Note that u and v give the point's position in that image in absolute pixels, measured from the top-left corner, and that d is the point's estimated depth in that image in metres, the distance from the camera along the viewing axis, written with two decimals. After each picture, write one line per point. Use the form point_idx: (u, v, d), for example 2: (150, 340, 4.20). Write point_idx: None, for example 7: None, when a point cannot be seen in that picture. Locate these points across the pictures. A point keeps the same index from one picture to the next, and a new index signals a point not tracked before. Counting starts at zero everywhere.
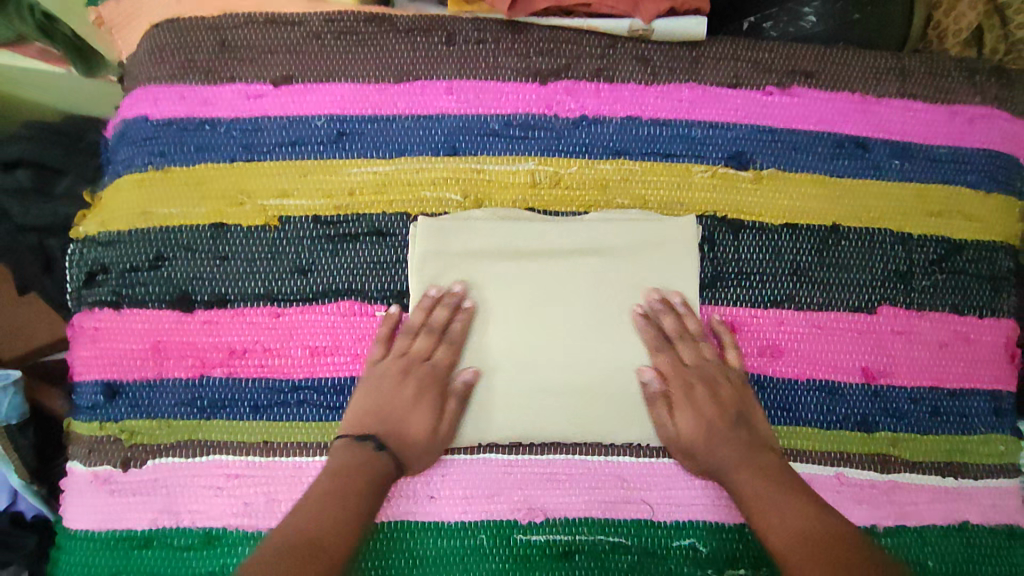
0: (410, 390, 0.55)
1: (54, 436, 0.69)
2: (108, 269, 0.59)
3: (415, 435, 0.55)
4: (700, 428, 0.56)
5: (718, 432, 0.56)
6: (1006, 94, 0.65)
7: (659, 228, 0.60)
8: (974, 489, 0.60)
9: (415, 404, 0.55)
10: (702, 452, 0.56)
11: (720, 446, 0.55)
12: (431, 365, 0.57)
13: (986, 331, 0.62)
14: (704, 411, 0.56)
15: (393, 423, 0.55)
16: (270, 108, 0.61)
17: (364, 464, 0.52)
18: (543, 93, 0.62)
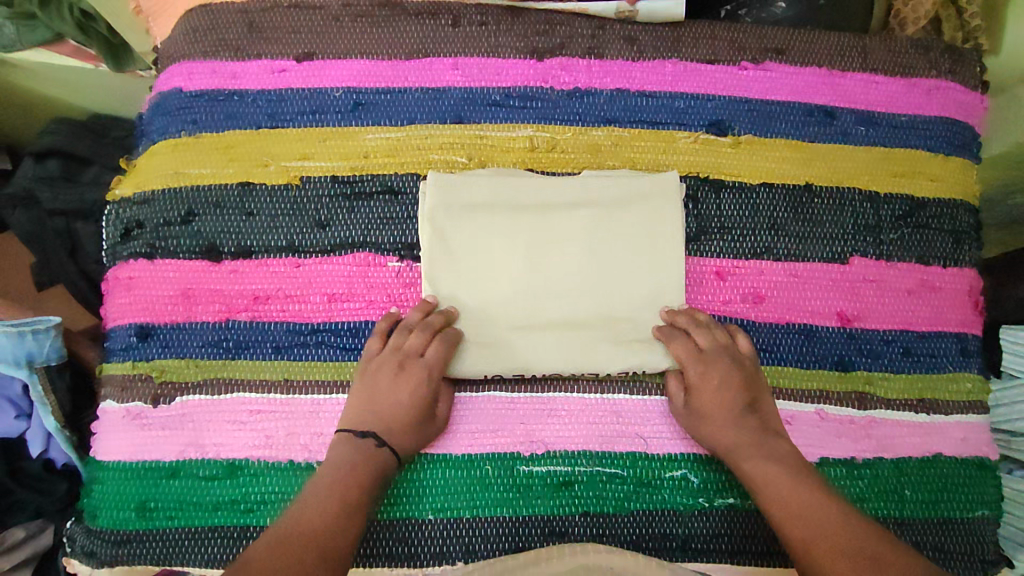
0: (404, 385, 0.59)
1: (85, 386, 0.75)
2: (143, 225, 0.65)
3: (412, 424, 0.59)
4: (712, 413, 0.60)
5: (734, 416, 0.60)
6: (959, 67, 0.72)
7: (646, 182, 0.66)
8: (945, 424, 0.65)
9: (411, 400, 0.59)
10: (713, 434, 0.60)
11: (734, 431, 0.59)
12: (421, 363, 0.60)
13: (950, 280, 0.67)
14: (720, 396, 0.60)
15: (389, 419, 0.59)
16: (293, 82, 0.67)
17: (369, 456, 0.57)
18: (540, 68, 0.69)
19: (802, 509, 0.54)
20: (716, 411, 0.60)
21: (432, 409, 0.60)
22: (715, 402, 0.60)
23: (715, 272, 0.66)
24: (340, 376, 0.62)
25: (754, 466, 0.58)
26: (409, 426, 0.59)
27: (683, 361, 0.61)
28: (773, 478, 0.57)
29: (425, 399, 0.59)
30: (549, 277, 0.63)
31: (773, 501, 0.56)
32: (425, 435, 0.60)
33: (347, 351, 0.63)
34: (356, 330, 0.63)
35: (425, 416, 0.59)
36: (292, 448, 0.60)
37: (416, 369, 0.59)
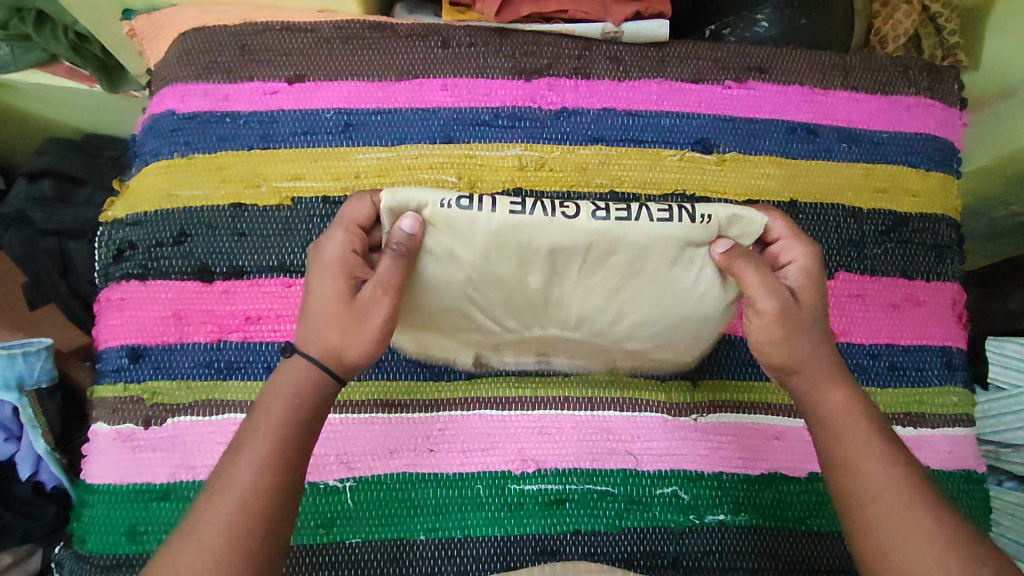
0: (324, 272, 0.50)
1: (76, 409, 0.76)
2: (135, 246, 0.65)
3: (336, 320, 0.49)
4: (798, 312, 0.50)
5: (819, 318, 0.52)
6: (938, 85, 0.73)
7: None
8: (932, 437, 0.65)
9: (324, 275, 0.50)
10: (790, 339, 0.50)
11: (816, 342, 0.51)
12: (341, 235, 0.51)
13: (934, 294, 0.68)
14: (809, 285, 0.52)
15: (310, 319, 0.50)
16: (285, 103, 0.68)
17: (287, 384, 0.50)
18: (528, 88, 0.70)
19: (880, 470, 0.48)
20: (806, 311, 0.51)
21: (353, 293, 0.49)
22: (806, 301, 0.51)
23: None
24: None
25: (827, 398, 0.51)
26: (330, 323, 0.50)
27: (780, 242, 0.53)
28: (841, 415, 0.50)
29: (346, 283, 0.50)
30: None
31: (847, 448, 0.49)
32: (349, 327, 0.49)
33: None
34: None
35: (343, 305, 0.49)
36: None
37: (328, 243, 0.51)
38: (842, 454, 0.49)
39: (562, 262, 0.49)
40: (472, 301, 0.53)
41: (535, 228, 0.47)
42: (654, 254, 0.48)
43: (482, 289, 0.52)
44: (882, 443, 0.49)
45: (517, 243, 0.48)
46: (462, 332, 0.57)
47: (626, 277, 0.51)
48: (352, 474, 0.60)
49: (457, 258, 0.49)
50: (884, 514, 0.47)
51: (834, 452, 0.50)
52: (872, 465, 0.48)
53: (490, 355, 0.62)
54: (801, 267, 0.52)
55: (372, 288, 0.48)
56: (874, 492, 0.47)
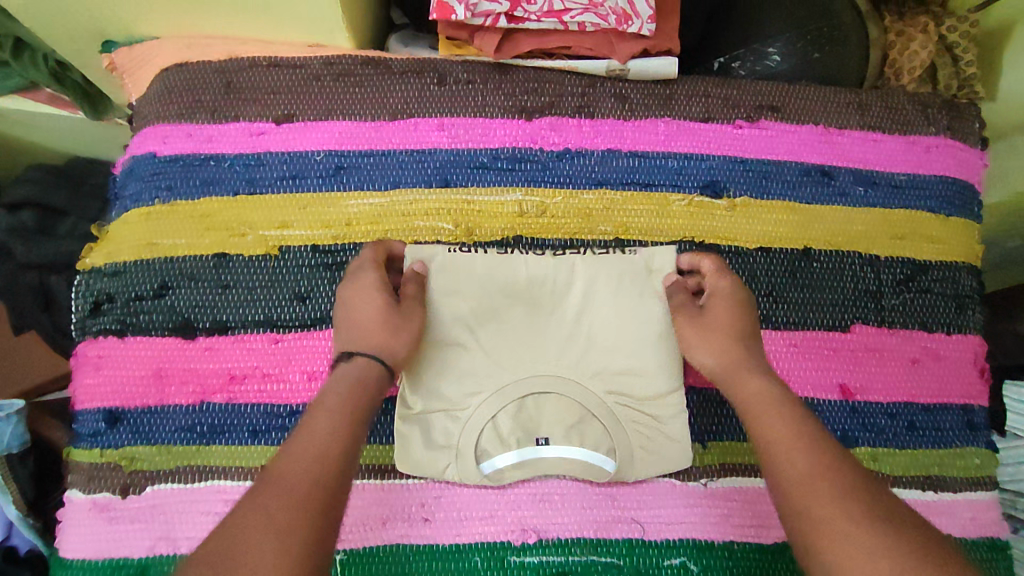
0: (361, 291, 0.55)
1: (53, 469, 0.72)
2: (113, 298, 0.61)
3: (377, 324, 0.53)
4: (729, 305, 0.56)
5: (744, 333, 0.54)
6: (958, 124, 0.70)
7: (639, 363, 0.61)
8: (953, 502, 0.62)
9: (364, 292, 0.55)
10: (711, 343, 0.54)
11: (739, 347, 0.53)
12: (372, 271, 0.57)
13: (954, 348, 0.65)
14: (734, 309, 0.56)
15: (357, 330, 0.53)
16: (272, 145, 0.64)
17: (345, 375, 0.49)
18: (528, 128, 0.66)
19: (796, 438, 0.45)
20: (743, 311, 0.56)
21: (392, 305, 0.54)
22: (738, 301, 0.56)
23: None
24: None
25: (750, 383, 0.50)
26: (375, 328, 0.53)
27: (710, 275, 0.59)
28: (766, 394, 0.49)
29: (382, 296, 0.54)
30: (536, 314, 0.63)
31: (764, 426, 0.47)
32: (396, 329, 0.53)
33: None
34: None
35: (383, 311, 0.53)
36: None
37: (364, 273, 0.56)
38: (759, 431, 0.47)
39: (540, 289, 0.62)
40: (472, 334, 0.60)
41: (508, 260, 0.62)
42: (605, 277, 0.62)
43: (477, 322, 0.61)
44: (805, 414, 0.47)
45: (498, 273, 0.62)
46: (461, 390, 0.59)
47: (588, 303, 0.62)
48: (345, 547, 0.57)
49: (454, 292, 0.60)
50: (801, 476, 0.43)
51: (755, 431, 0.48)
52: (792, 429, 0.46)
53: (489, 440, 0.59)
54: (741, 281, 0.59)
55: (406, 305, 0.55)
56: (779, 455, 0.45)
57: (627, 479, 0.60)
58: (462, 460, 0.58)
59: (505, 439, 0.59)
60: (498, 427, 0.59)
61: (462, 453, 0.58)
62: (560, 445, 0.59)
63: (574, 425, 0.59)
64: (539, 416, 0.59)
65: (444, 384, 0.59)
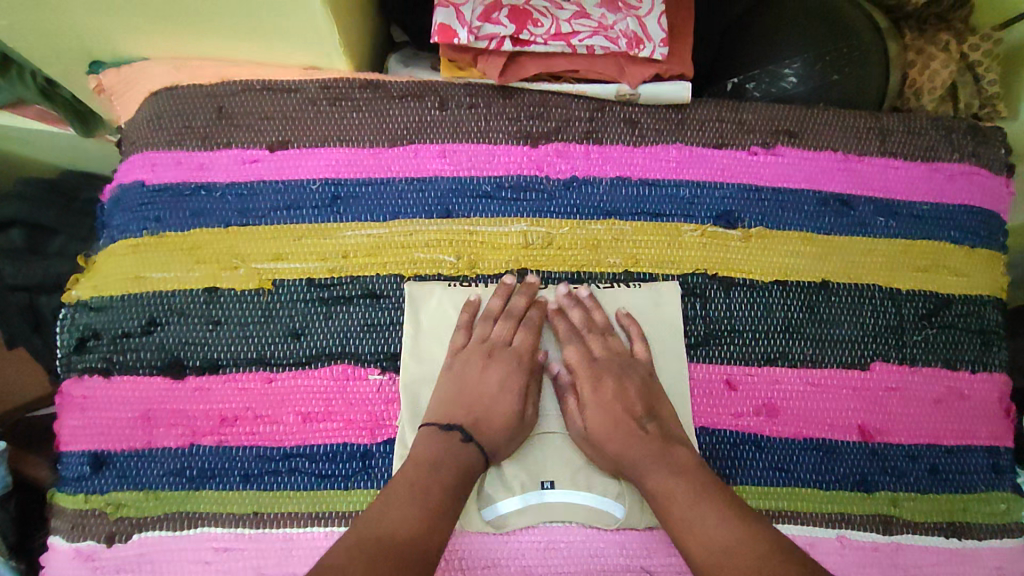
0: (502, 391, 0.57)
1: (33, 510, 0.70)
2: (99, 335, 0.59)
3: (500, 420, 0.56)
4: (599, 398, 0.57)
5: (625, 427, 0.56)
6: (983, 150, 0.67)
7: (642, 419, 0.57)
8: (978, 549, 0.59)
9: (501, 391, 0.57)
10: (602, 446, 0.56)
11: (630, 444, 0.55)
12: (513, 363, 0.59)
13: (979, 386, 0.62)
14: (612, 407, 0.57)
15: (481, 420, 0.55)
16: (266, 173, 0.62)
17: (449, 453, 0.53)
18: (534, 155, 0.64)
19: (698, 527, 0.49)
20: (612, 399, 0.57)
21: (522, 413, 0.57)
22: (602, 393, 0.57)
23: (726, 380, 0.61)
24: (314, 508, 0.56)
25: (654, 476, 0.53)
26: (497, 428, 0.56)
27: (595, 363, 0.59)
28: (669, 484, 0.52)
29: (521, 399, 0.58)
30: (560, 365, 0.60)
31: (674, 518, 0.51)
32: (515, 436, 0.57)
33: (322, 479, 0.56)
34: (332, 455, 0.57)
35: (514, 415, 0.57)
36: None
37: (509, 366, 0.58)
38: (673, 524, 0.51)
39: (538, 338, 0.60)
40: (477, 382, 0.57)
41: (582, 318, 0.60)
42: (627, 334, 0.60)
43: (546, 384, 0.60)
44: (694, 483, 0.52)
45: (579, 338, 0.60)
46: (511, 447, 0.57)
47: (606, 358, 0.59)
48: None
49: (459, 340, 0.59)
50: (706, 565, 0.48)
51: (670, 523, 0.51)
52: (688, 517, 0.50)
53: (491, 483, 0.57)
54: (600, 354, 0.59)
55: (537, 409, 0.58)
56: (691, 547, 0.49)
57: (636, 525, 0.57)
58: (463, 504, 0.56)
59: (510, 482, 0.57)
60: (503, 469, 0.58)
61: (470, 497, 0.57)
62: (564, 488, 0.57)
63: (580, 467, 0.58)
64: (544, 459, 0.58)
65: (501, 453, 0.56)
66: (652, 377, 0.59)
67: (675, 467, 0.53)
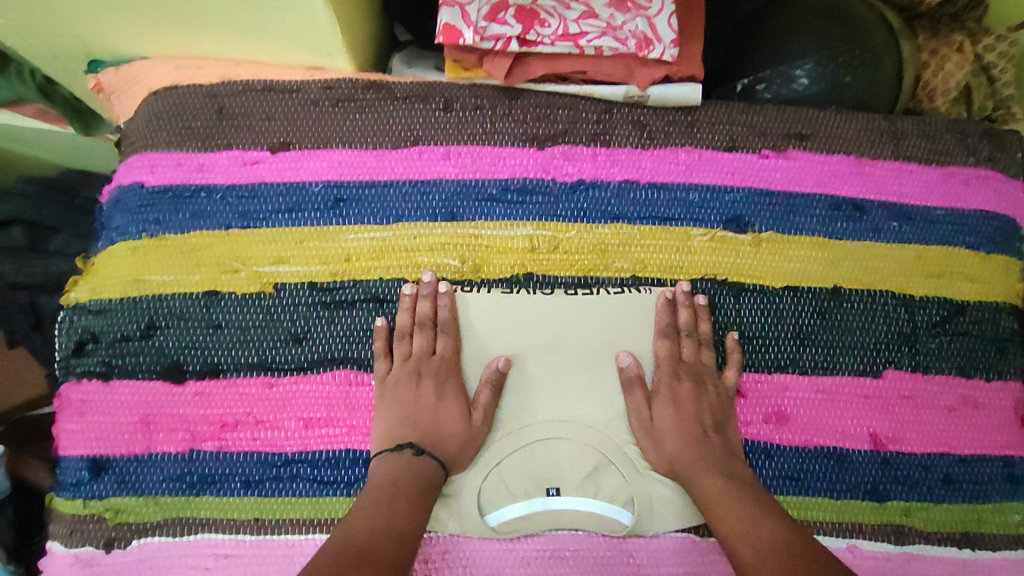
0: (445, 399, 0.57)
1: (33, 515, 0.69)
2: (98, 338, 0.58)
3: (450, 431, 0.56)
4: (672, 397, 0.58)
5: (692, 430, 0.57)
6: (1000, 154, 0.65)
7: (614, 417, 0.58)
8: (993, 561, 0.58)
9: (439, 401, 0.57)
10: (661, 442, 0.57)
11: (693, 445, 0.56)
12: (438, 373, 0.58)
13: (994, 395, 0.61)
14: (683, 409, 0.57)
15: (430, 432, 0.55)
16: (267, 175, 0.61)
17: (408, 467, 0.53)
18: (540, 157, 0.63)
19: (747, 524, 0.51)
20: (686, 402, 0.58)
21: (467, 418, 0.56)
22: (679, 392, 0.58)
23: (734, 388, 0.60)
24: (317, 514, 0.55)
25: (704, 477, 0.54)
26: (447, 440, 0.55)
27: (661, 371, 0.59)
28: (720, 487, 0.54)
29: (463, 406, 0.57)
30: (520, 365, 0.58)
31: (721, 517, 0.52)
32: (469, 444, 0.56)
33: (324, 485, 0.56)
34: (335, 461, 0.56)
35: (459, 424, 0.56)
36: None
37: (440, 373, 0.58)
38: (718, 523, 0.52)
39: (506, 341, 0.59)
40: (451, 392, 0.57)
41: (532, 315, 0.59)
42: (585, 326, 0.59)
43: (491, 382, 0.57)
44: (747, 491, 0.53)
45: (522, 333, 0.59)
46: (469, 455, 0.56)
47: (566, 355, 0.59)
48: None
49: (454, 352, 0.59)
50: (751, 560, 0.49)
51: (714, 522, 0.53)
52: (740, 515, 0.51)
53: (491, 488, 0.56)
54: (687, 355, 0.59)
55: (484, 412, 0.57)
56: (735, 544, 0.50)
57: (644, 533, 0.57)
58: (462, 510, 0.56)
59: (513, 489, 0.56)
60: (504, 474, 0.56)
61: (460, 504, 0.56)
62: (573, 497, 0.56)
63: (588, 474, 0.57)
64: (551, 467, 0.57)
65: (459, 464, 0.56)
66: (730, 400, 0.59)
67: (731, 476, 0.54)
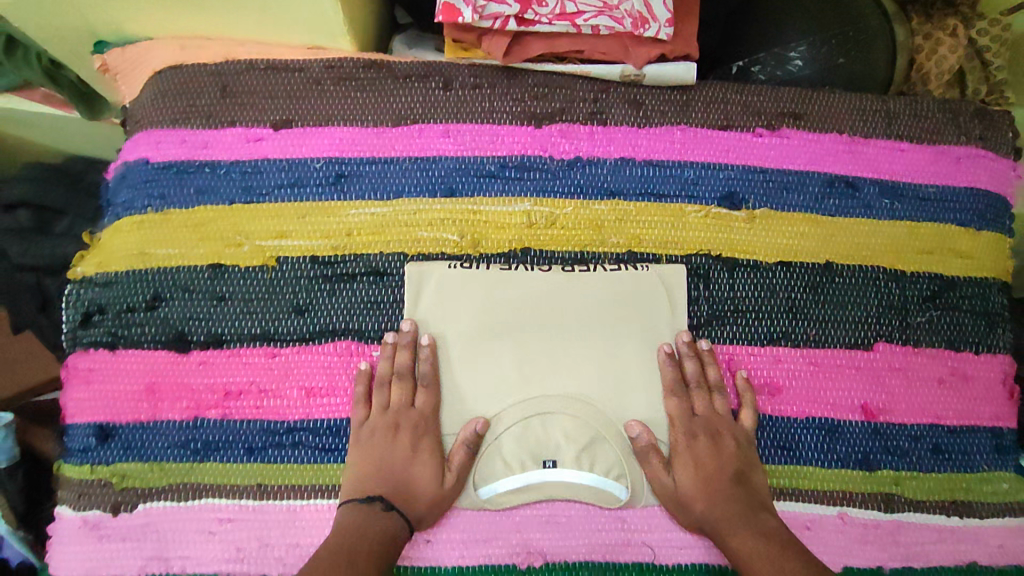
0: (419, 456, 0.56)
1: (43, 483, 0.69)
2: (104, 309, 0.59)
3: (421, 489, 0.55)
4: (691, 456, 0.57)
5: (716, 486, 0.56)
6: (991, 134, 0.67)
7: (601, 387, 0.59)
8: (981, 529, 0.59)
9: (413, 457, 0.56)
10: (688, 503, 0.56)
11: (720, 501, 0.55)
12: (416, 427, 0.57)
13: (983, 367, 0.62)
14: (703, 465, 0.57)
15: (401, 487, 0.55)
16: (270, 152, 0.62)
17: (374, 523, 0.52)
18: (538, 135, 0.64)
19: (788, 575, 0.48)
20: (706, 460, 0.57)
21: (440, 479, 0.56)
22: (696, 449, 0.58)
23: (727, 360, 0.61)
24: (319, 481, 0.57)
25: (735, 535, 0.53)
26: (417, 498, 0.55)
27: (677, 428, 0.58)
28: (756, 543, 0.52)
29: (438, 464, 0.56)
30: (505, 341, 0.59)
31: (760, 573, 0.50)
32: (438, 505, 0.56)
33: (326, 452, 0.57)
34: (337, 429, 0.58)
35: (432, 483, 0.56)
36: (266, 562, 0.55)
37: (417, 429, 0.57)
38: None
39: (492, 317, 0.59)
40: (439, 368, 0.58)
41: (528, 291, 0.60)
42: (569, 301, 0.60)
43: (483, 360, 0.59)
44: (778, 545, 0.51)
45: (507, 308, 0.60)
46: (465, 414, 0.58)
47: (551, 330, 0.60)
48: None
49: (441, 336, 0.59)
50: None
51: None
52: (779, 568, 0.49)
53: (489, 463, 0.57)
54: (700, 410, 0.59)
55: (456, 475, 0.56)
56: None
57: (637, 504, 0.58)
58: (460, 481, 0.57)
59: (508, 462, 0.57)
60: (500, 450, 0.58)
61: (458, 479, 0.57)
62: (567, 470, 0.57)
63: (584, 448, 0.58)
64: (548, 439, 0.58)
65: (425, 523, 0.55)
66: (750, 443, 0.59)
67: (762, 530, 0.53)
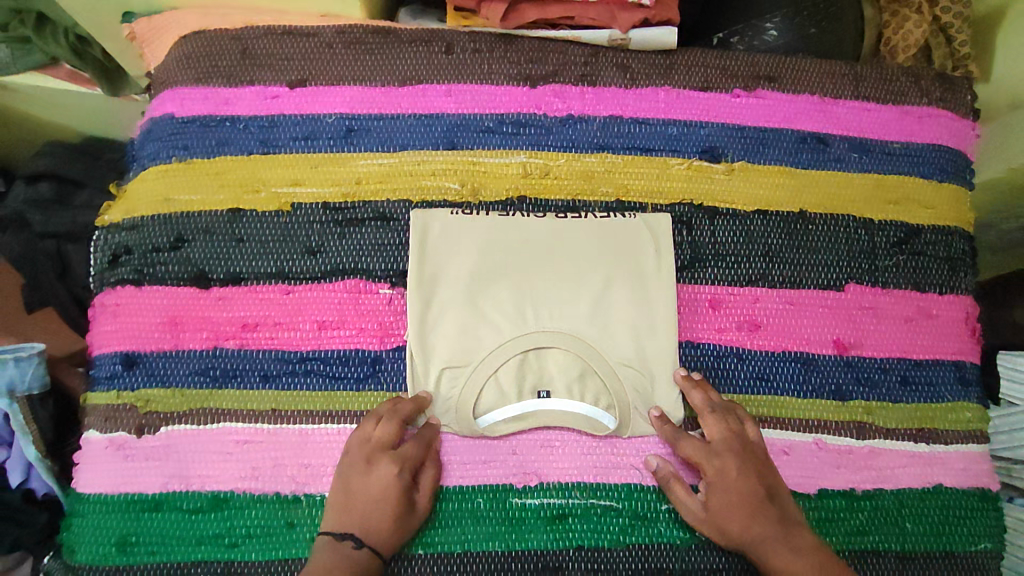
0: (388, 493, 0.56)
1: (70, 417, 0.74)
2: (131, 251, 0.64)
3: (391, 525, 0.56)
4: (719, 483, 0.58)
5: (750, 509, 0.57)
6: (951, 96, 0.72)
7: (592, 321, 0.63)
8: (945, 454, 0.64)
9: (383, 496, 0.56)
10: (725, 528, 0.58)
11: (755, 523, 0.57)
12: (391, 466, 0.57)
13: (947, 307, 0.67)
14: (732, 490, 0.58)
15: (373, 523, 0.55)
16: (285, 108, 0.67)
17: (347, 560, 0.53)
18: (533, 95, 0.69)
19: None
20: (735, 485, 0.58)
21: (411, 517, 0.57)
22: (725, 473, 0.58)
23: (710, 301, 0.65)
24: (329, 405, 0.61)
25: (777, 556, 0.56)
26: (386, 536, 0.56)
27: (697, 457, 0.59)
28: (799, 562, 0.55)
29: (405, 504, 0.57)
30: (501, 280, 0.64)
31: None
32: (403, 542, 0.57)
33: (336, 380, 0.62)
34: (346, 358, 0.62)
35: (399, 521, 0.56)
36: (280, 480, 0.59)
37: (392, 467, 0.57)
38: None
39: (489, 259, 0.64)
40: (440, 306, 0.63)
41: (524, 238, 0.65)
42: (559, 245, 0.65)
43: (481, 296, 0.63)
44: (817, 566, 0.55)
45: (502, 251, 0.64)
46: (465, 346, 0.62)
47: (543, 271, 0.64)
48: None
49: (441, 276, 0.64)
50: None
51: None
52: None
53: (488, 392, 0.61)
54: (718, 435, 0.60)
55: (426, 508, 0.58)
56: None
57: (624, 432, 0.62)
58: (461, 411, 0.61)
59: (505, 392, 0.61)
60: (499, 381, 0.62)
61: (461, 406, 0.61)
62: (561, 398, 0.62)
63: (576, 378, 0.62)
64: (543, 369, 0.62)
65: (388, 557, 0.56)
66: (767, 461, 0.60)
67: (799, 550, 0.56)
